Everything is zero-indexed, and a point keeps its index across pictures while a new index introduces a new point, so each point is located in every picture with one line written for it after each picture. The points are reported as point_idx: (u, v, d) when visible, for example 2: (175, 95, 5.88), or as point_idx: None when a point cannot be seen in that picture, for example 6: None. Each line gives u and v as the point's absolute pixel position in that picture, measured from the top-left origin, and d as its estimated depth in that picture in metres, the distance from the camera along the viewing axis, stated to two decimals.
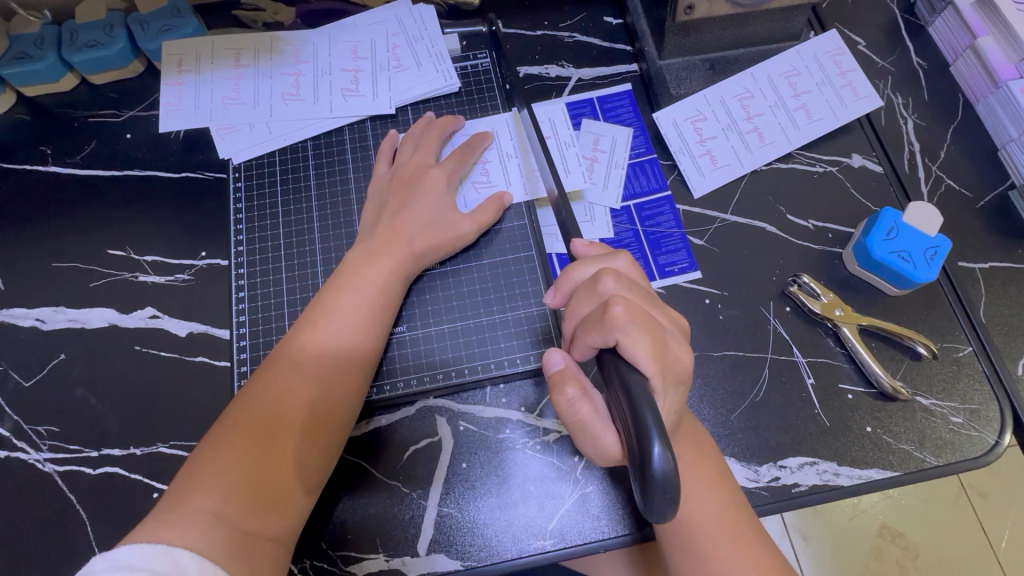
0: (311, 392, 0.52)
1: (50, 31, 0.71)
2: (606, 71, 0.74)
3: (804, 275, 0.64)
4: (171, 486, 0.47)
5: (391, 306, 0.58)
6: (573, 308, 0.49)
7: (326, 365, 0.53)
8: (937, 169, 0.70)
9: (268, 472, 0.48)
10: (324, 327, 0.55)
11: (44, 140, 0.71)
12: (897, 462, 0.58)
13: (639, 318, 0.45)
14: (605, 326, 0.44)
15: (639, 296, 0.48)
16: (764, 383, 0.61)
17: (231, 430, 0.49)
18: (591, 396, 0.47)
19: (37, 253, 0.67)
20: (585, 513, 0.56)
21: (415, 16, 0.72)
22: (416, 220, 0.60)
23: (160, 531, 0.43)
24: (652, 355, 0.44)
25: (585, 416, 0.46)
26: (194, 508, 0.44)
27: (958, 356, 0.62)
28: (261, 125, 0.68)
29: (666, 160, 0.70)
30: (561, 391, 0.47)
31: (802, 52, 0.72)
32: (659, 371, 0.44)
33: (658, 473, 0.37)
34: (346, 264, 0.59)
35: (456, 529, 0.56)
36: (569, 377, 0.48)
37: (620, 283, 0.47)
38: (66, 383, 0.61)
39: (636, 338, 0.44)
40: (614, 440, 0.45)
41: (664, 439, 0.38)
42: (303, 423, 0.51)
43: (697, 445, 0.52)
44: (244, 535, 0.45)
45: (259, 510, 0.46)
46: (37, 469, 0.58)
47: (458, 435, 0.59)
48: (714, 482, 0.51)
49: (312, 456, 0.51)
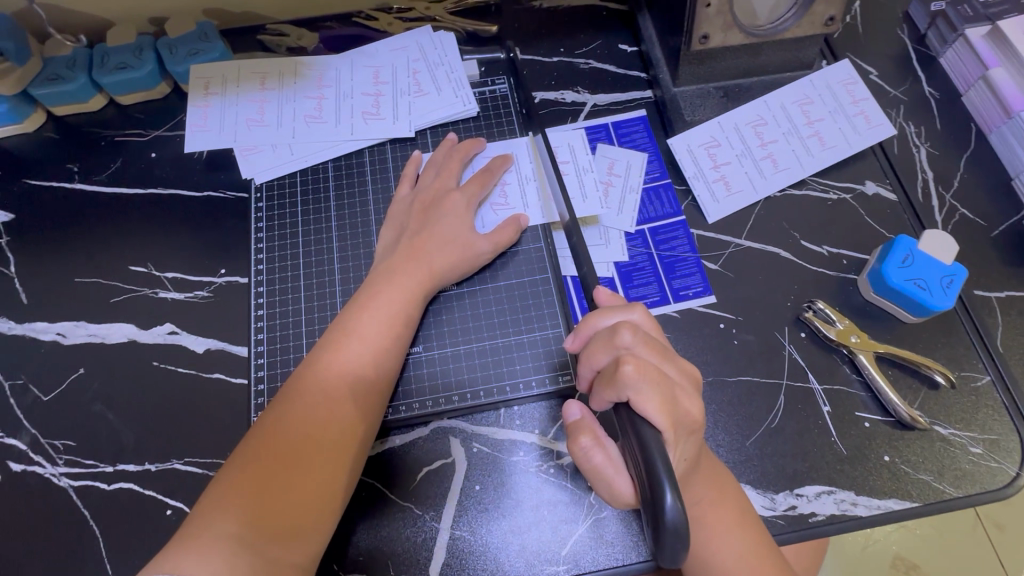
0: (330, 415, 0.52)
1: (82, 53, 0.73)
2: (621, 97, 0.76)
3: (819, 301, 0.64)
4: (194, 511, 0.47)
5: (410, 327, 0.58)
6: (589, 358, 0.49)
7: (345, 384, 0.54)
8: (952, 198, 0.70)
9: (288, 496, 0.48)
10: (344, 348, 0.55)
11: (71, 158, 0.73)
12: (916, 492, 0.57)
13: (650, 374, 0.45)
14: (617, 383, 0.45)
15: (654, 351, 0.48)
16: (780, 410, 0.61)
17: (252, 454, 0.50)
18: (605, 444, 0.46)
19: (61, 268, 0.68)
20: (599, 538, 0.56)
21: (435, 42, 0.74)
22: (436, 241, 0.61)
23: (182, 558, 0.43)
24: (662, 410, 0.44)
25: (599, 463, 0.46)
26: (216, 534, 0.45)
27: (976, 385, 0.61)
28: (283, 146, 0.70)
29: (680, 185, 0.71)
30: (574, 439, 0.47)
31: (815, 80, 0.73)
32: (670, 424, 0.44)
33: (670, 519, 0.37)
34: (365, 286, 0.59)
35: (468, 553, 0.55)
36: (584, 427, 0.47)
37: (637, 336, 0.48)
38: (85, 398, 0.62)
39: (647, 396, 0.43)
40: (628, 487, 0.45)
41: (676, 490, 0.38)
42: (322, 446, 0.51)
43: (713, 470, 0.52)
44: (263, 559, 0.45)
45: (279, 533, 0.47)
46: (52, 483, 0.59)
47: (472, 456, 0.59)
48: (731, 511, 0.51)
49: (332, 479, 0.50)
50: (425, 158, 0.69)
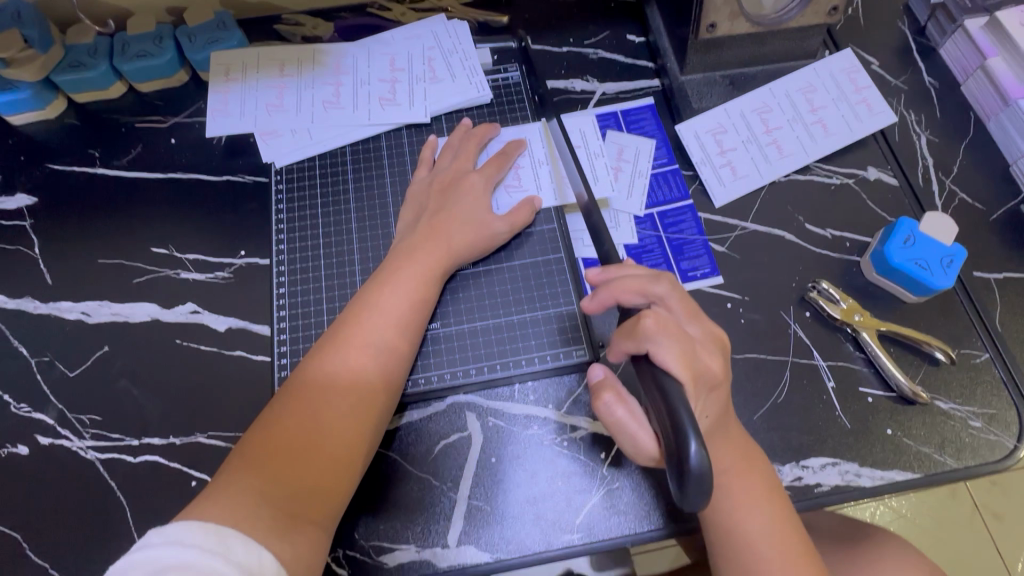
0: (352, 384, 0.54)
1: (103, 41, 0.75)
2: (629, 86, 0.78)
3: (823, 282, 0.66)
4: (220, 469, 0.49)
5: (428, 304, 0.60)
6: (612, 305, 0.50)
7: (367, 357, 0.55)
8: (951, 184, 0.72)
9: (312, 459, 0.50)
10: (366, 321, 0.57)
11: (93, 143, 0.75)
12: (917, 464, 0.59)
13: (669, 328, 0.46)
14: (638, 335, 0.46)
15: (678, 309, 0.50)
16: (785, 385, 0.63)
17: (277, 417, 0.51)
18: (627, 400, 0.48)
19: (84, 249, 0.70)
20: (612, 508, 0.57)
21: (450, 31, 0.76)
22: (455, 220, 0.62)
23: (211, 508, 0.45)
24: (682, 362, 0.45)
25: (620, 418, 0.48)
26: (244, 489, 0.47)
27: (975, 362, 0.63)
28: (302, 131, 0.71)
29: (687, 171, 0.73)
30: (597, 395, 0.49)
31: (819, 69, 0.75)
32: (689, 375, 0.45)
33: (694, 466, 0.39)
34: (385, 263, 0.61)
35: (486, 521, 0.57)
36: (606, 385, 0.50)
37: (666, 293, 0.50)
38: (109, 374, 0.64)
39: (666, 348, 0.45)
40: (649, 440, 0.46)
41: (699, 438, 0.40)
42: (345, 414, 0.53)
43: (732, 441, 0.53)
44: (290, 517, 0.47)
45: (304, 494, 0.48)
46: (79, 456, 0.60)
47: (489, 429, 0.61)
48: (751, 475, 0.52)
49: (354, 445, 0.52)
50: (441, 142, 0.71)
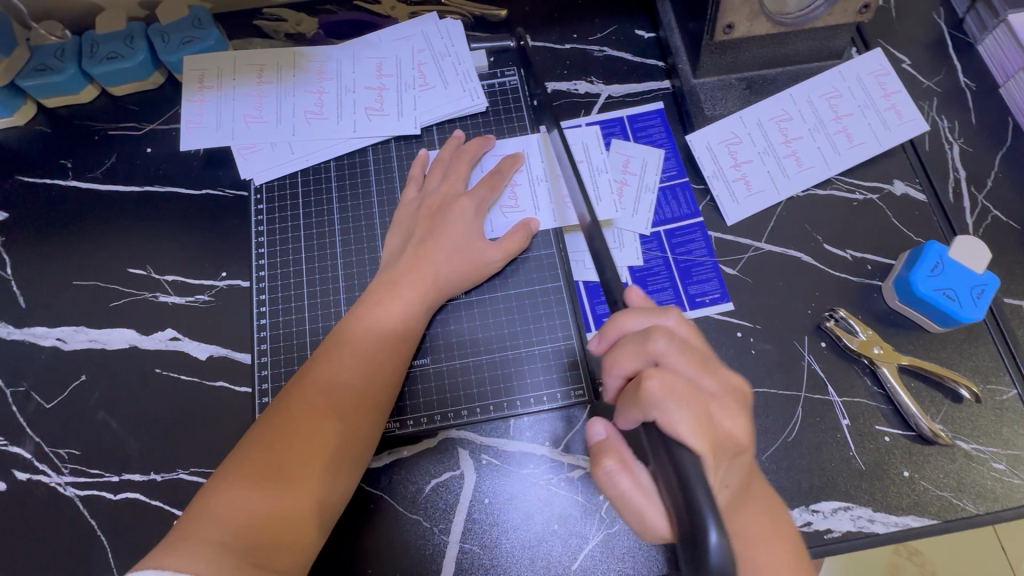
0: (326, 425, 0.51)
1: (71, 41, 0.69)
2: (637, 88, 0.72)
3: (841, 310, 0.62)
4: (183, 516, 0.47)
5: (410, 338, 0.57)
6: (615, 363, 0.47)
7: (342, 397, 0.52)
8: (984, 199, 0.67)
9: (278, 505, 0.48)
10: (343, 359, 0.54)
11: (64, 153, 0.70)
12: (935, 509, 0.56)
13: (678, 391, 0.42)
14: (642, 402, 0.42)
15: (688, 361, 0.45)
16: (798, 422, 0.59)
17: (245, 460, 0.49)
18: (634, 469, 0.44)
19: (58, 270, 0.66)
20: (611, 553, 0.55)
21: (442, 31, 0.70)
22: (443, 248, 0.59)
23: (167, 559, 0.43)
24: (697, 432, 0.41)
25: (626, 489, 0.44)
26: (203, 539, 0.44)
27: (1002, 399, 0.59)
28: (283, 145, 0.67)
29: (698, 185, 0.68)
30: (598, 463, 0.45)
31: (845, 72, 0.69)
32: (706, 443, 0.41)
33: (714, 559, 0.34)
34: (366, 294, 0.58)
35: (477, 567, 0.55)
36: (608, 448, 0.45)
37: (670, 343, 0.45)
38: (87, 406, 0.61)
39: (675, 416, 0.41)
40: (659, 518, 0.42)
41: (719, 526, 0.35)
42: (318, 457, 0.50)
43: (755, 505, 0.49)
44: (251, 568, 0.44)
45: (268, 541, 0.46)
46: (58, 492, 0.58)
47: (480, 468, 0.58)
48: (777, 538, 0.48)
49: (326, 490, 0.50)
50: (432, 157, 0.66)
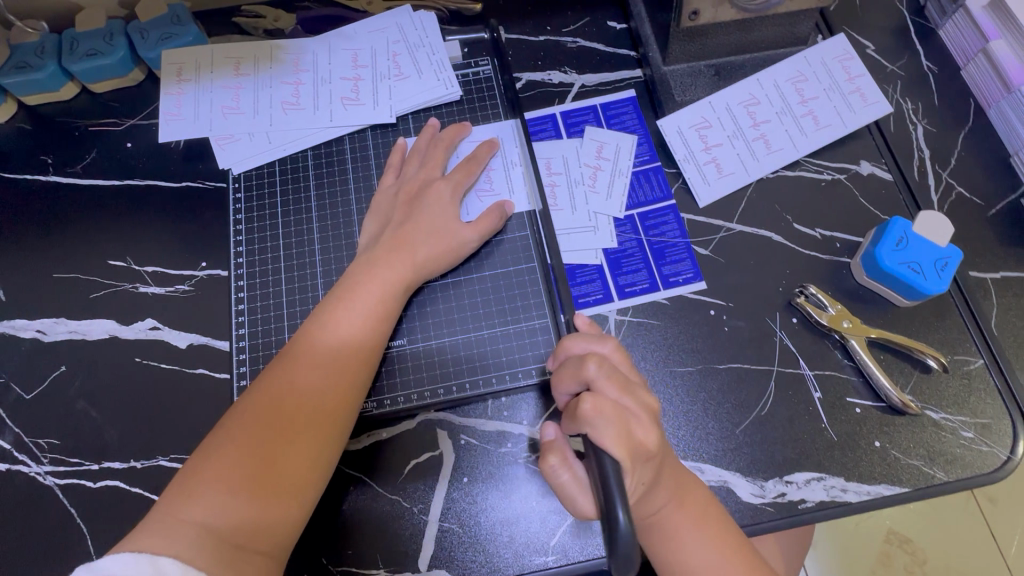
0: (306, 409, 0.52)
1: (51, 40, 0.70)
2: (609, 77, 0.73)
3: (811, 286, 0.63)
4: (163, 498, 0.47)
5: (390, 318, 0.58)
6: (559, 380, 0.52)
7: (323, 376, 0.53)
8: (948, 177, 0.69)
9: (263, 487, 0.48)
10: (323, 338, 0.55)
11: (45, 149, 0.71)
12: (906, 478, 0.57)
13: (606, 410, 0.47)
14: (576, 419, 0.47)
15: (617, 382, 0.49)
16: (770, 396, 0.60)
17: (226, 441, 0.49)
18: (573, 466, 0.49)
19: (38, 264, 0.67)
20: (588, 527, 0.56)
21: (416, 23, 0.71)
22: (420, 230, 0.60)
23: (147, 545, 0.43)
24: (619, 443, 0.45)
25: (565, 482, 0.48)
26: (184, 520, 0.45)
27: (969, 369, 0.61)
28: (260, 135, 0.68)
29: (670, 169, 0.69)
30: (543, 458, 0.49)
31: (810, 57, 0.71)
32: (628, 454, 0.45)
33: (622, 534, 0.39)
34: (347, 274, 0.59)
35: (458, 544, 0.55)
36: (553, 447, 0.50)
37: (603, 367, 0.50)
38: (67, 395, 0.61)
39: (603, 430, 0.45)
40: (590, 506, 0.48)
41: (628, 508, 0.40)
42: (300, 436, 0.51)
43: (679, 489, 0.52)
44: (235, 550, 0.45)
45: (252, 525, 0.47)
46: (38, 482, 0.58)
47: (459, 448, 0.58)
48: (687, 509, 0.51)
49: (308, 471, 0.50)
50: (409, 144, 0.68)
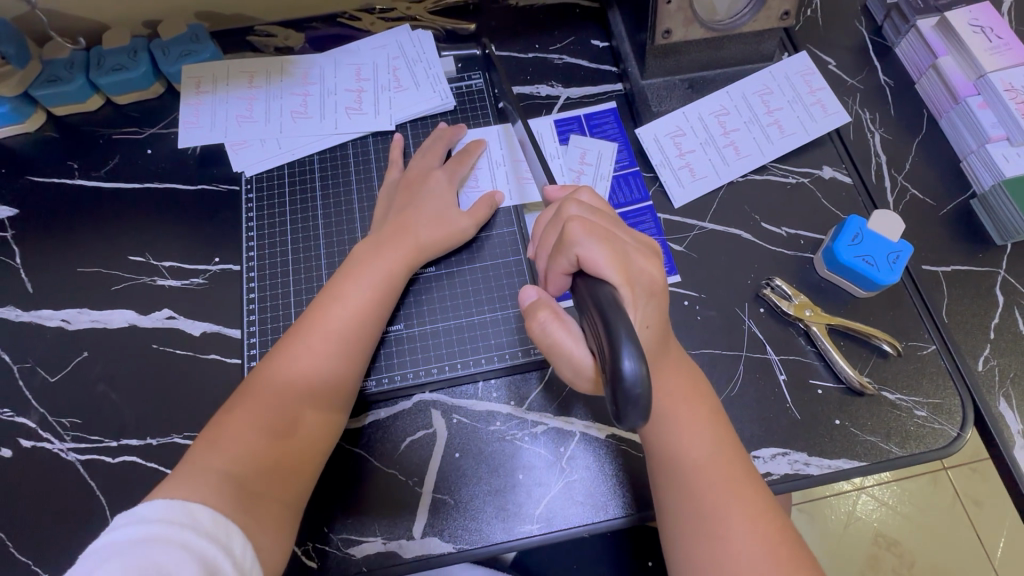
0: (314, 375, 0.57)
1: (80, 56, 0.77)
2: (592, 90, 0.80)
3: (776, 278, 0.69)
4: (187, 453, 0.52)
5: (394, 295, 0.63)
6: (543, 242, 0.54)
7: (333, 346, 0.58)
8: (903, 180, 0.75)
9: (278, 444, 0.53)
10: (333, 310, 0.60)
11: (72, 155, 0.77)
12: (865, 453, 0.62)
13: (596, 232, 0.49)
14: (566, 248, 0.49)
15: (600, 219, 0.52)
16: (739, 379, 0.65)
17: (245, 403, 0.54)
18: (565, 320, 0.50)
19: (64, 258, 0.72)
20: (571, 498, 0.60)
21: (415, 40, 0.78)
22: (420, 215, 0.66)
23: (177, 489, 0.47)
24: (615, 265, 0.47)
25: (558, 337, 0.50)
26: (209, 470, 0.49)
27: (922, 354, 0.66)
28: (271, 141, 0.74)
29: (648, 173, 0.75)
30: (534, 317, 0.51)
31: (775, 71, 0.77)
32: (625, 280, 0.47)
33: (629, 379, 0.38)
34: (353, 256, 0.64)
35: (450, 513, 0.60)
36: (542, 305, 0.51)
37: (583, 207, 0.53)
38: (89, 379, 0.66)
39: (594, 249, 0.48)
40: (587, 357, 0.48)
41: (636, 353, 0.39)
42: (311, 401, 0.56)
43: (689, 383, 0.55)
44: (254, 497, 0.50)
45: (266, 474, 0.51)
46: (60, 458, 0.63)
47: (451, 427, 0.63)
48: (692, 405, 0.54)
49: (318, 433, 0.56)
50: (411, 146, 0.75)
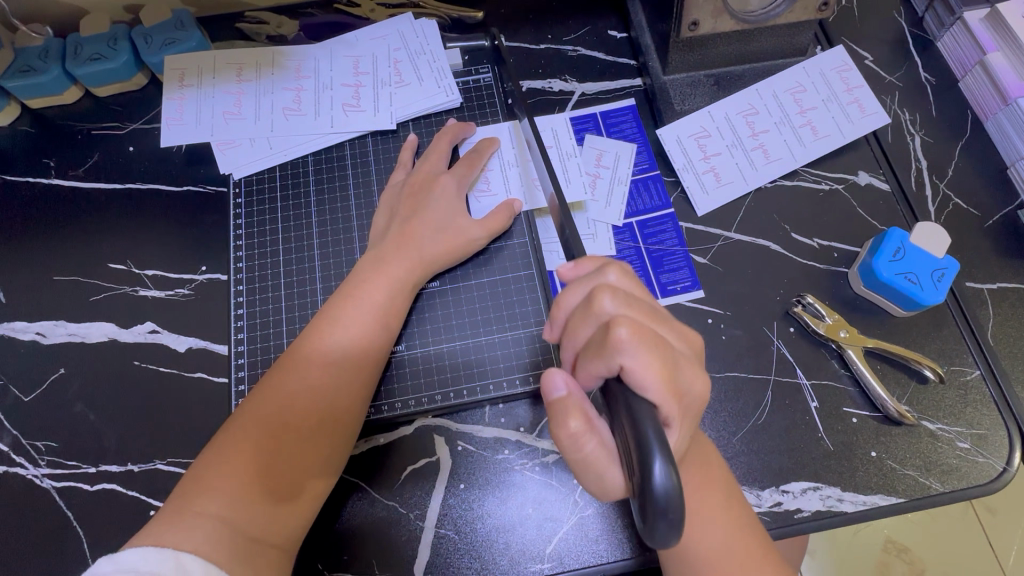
0: (315, 403, 0.52)
1: (55, 44, 0.71)
2: (610, 85, 0.74)
3: (808, 295, 0.63)
4: (176, 492, 0.48)
5: (399, 313, 0.59)
6: (572, 333, 0.45)
7: (335, 371, 0.54)
8: (945, 188, 0.69)
9: (276, 480, 0.49)
10: (334, 333, 0.55)
11: (47, 152, 0.71)
12: (902, 488, 0.57)
13: (645, 338, 0.40)
14: (607, 352, 0.40)
15: (639, 313, 0.43)
16: (767, 405, 0.60)
17: (240, 432, 0.50)
18: (597, 428, 0.41)
19: (38, 266, 0.67)
20: (584, 535, 0.56)
21: (417, 30, 0.72)
22: (426, 226, 0.61)
23: (168, 536, 0.44)
24: (663, 380, 0.39)
25: (590, 452, 0.41)
26: (201, 513, 0.46)
27: (965, 380, 0.61)
28: (261, 140, 0.68)
29: (669, 177, 0.70)
30: (563, 423, 0.41)
31: (809, 68, 0.71)
32: (673, 398, 0.40)
33: (659, 497, 0.33)
34: (356, 270, 0.60)
35: (453, 551, 0.55)
36: (572, 407, 0.41)
37: (618, 300, 0.43)
38: (66, 398, 0.62)
39: (643, 363, 0.39)
40: (620, 481, 0.40)
41: (667, 456, 0.34)
42: (311, 431, 0.51)
43: (705, 471, 0.50)
44: (251, 542, 0.46)
45: (262, 514, 0.47)
46: (34, 484, 0.58)
47: (456, 455, 0.58)
48: (709, 493, 0.50)
49: (320, 466, 0.52)
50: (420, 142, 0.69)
